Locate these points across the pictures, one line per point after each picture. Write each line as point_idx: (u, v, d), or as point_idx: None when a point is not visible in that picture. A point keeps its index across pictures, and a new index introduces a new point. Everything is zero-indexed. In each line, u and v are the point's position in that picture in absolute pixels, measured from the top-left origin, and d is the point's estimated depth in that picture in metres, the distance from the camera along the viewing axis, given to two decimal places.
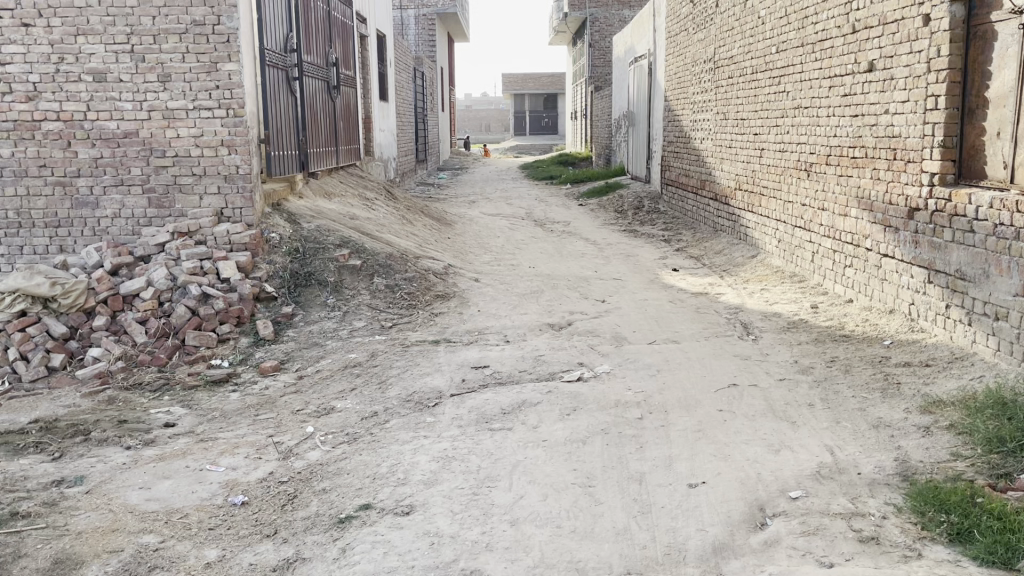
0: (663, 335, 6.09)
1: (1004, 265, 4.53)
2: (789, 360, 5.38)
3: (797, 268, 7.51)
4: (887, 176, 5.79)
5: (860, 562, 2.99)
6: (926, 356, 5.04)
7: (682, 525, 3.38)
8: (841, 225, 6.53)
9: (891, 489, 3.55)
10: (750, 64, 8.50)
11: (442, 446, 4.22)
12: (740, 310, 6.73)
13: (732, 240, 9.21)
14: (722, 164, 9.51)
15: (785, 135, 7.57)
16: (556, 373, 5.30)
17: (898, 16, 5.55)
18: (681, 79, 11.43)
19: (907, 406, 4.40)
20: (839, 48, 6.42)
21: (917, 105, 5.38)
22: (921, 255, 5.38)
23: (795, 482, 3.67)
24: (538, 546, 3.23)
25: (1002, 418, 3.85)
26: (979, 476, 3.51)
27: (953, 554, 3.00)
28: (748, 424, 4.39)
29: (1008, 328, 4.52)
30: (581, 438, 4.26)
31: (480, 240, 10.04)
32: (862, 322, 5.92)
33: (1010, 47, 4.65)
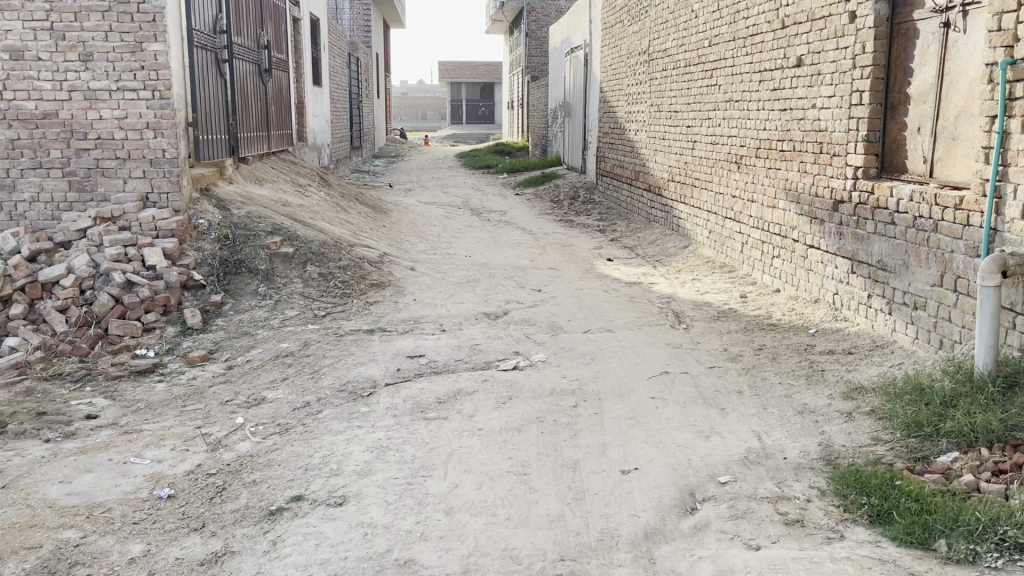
0: (597, 323, 6.16)
1: (923, 256, 4.71)
2: (719, 348, 5.50)
3: (727, 259, 7.66)
4: (814, 168, 5.93)
5: (786, 544, 3.07)
6: (849, 344, 5.21)
7: (615, 511, 3.42)
8: (770, 217, 6.68)
9: (815, 473, 3.66)
10: (684, 56, 8.61)
11: (376, 435, 4.19)
12: (672, 300, 6.84)
13: (665, 231, 9.34)
14: (656, 156, 9.62)
15: (717, 127, 7.71)
16: (492, 362, 5.30)
17: (825, 12, 5.70)
18: (616, 71, 11.51)
19: (830, 392, 4.55)
20: (769, 42, 6.56)
21: (843, 99, 5.53)
22: (845, 246, 5.56)
23: (724, 467, 3.75)
24: (473, 535, 3.23)
25: (920, 403, 3.98)
26: (899, 460, 3.65)
27: (874, 535, 3.10)
28: (679, 411, 4.47)
29: (925, 316, 4.70)
30: (517, 426, 4.28)
31: (416, 229, 9.97)
32: (788, 311, 6.08)
33: (932, 45, 4.82)
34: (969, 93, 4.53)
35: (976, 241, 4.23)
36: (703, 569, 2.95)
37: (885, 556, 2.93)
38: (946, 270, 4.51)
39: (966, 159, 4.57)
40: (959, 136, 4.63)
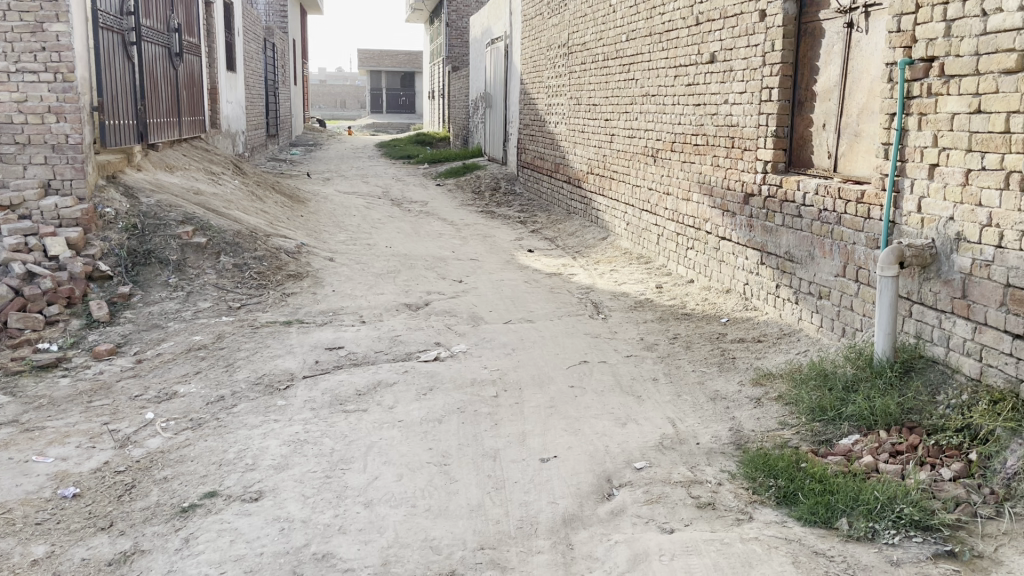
0: (518, 314, 6.20)
1: (827, 248, 4.90)
2: (636, 337, 5.62)
3: (643, 250, 7.81)
4: (726, 162, 6.10)
5: (698, 526, 3.17)
6: (759, 332, 5.39)
7: (534, 498, 3.47)
8: (684, 209, 6.84)
9: (725, 457, 3.79)
10: (602, 50, 8.72)
11: (293, 429, 4.12)
12: (591, 290, 6.94)
13: (584, 223, 9.46)
14: (576, 148, 9.73)
15: (634, 121, 7.84)
16: (413, 353, 5.29)
17: (736, 11, 5.86)
18: (536, 63, 11.57)
19: (740, 379, 4.71)
20: (683, 38, 6.70)
21: (754, 96, 5.70)
22: (755, 238, 5.74)
23: (639, 453, 3.84)
24: (392, 527, 3.22)
25: (824, 388, 4.16)
26: (804, 443, 3.81)
27: (781, 516, 3.22)
28: (597, 399, 4.55)
29: (829, 305, 4.90)
30: (437, 417, 4.28)
31: (335, 219, 9.82)
32: (701, 301, 6.25)
33: (836, 44, 5.02)
34: (870, 91, 4.73)
35: (877, 233, 4.43)
36: (619, 553, 3.01)
37: (791, 536, 3.05)
38: (849, 261, 4.71)
39: (867, 155, 4.78)
40: (861, 132, 4.84)
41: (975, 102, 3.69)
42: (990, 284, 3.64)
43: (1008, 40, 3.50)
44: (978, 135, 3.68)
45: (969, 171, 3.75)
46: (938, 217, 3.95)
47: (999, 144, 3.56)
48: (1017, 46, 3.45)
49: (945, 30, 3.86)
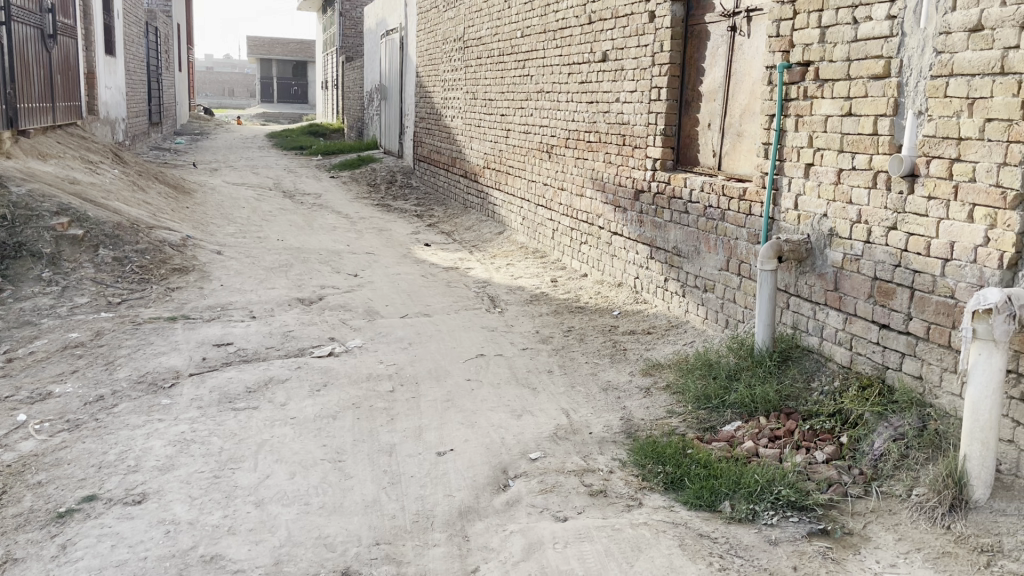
0: (415, 308, 6.18)
1: (712, 243, 5.11)
2: (531, 330, 5.70)
3: (539, 245, 7.92)
4: (618, 159, 6.26)
5: (590, 514, 3.24)
6: (648, 324, 5.57)
7: (430, 492, 3.48)
8: (578, 204, 6.97)
9: (617, 445, 3.90)
10: (497, 45, 8.76)
11: (179, 429, 3.98)
12: (487, 284, 6.99)
13: (480, 217, 9.51)
14: (472, 142, 9.75)
15: (529, 117, 7.92)
16: (306, 348, 5.19)
17: (627, 11, 6.01)
18: (431, 56, 11.51)
19: (631, 369, 4.85)
20: (577, 36, 6.82)
21: (643, 95, 5.86)
22: (645, 233, 5.91)
23: (534, 444, 3.90)
24: (284, 525, 3.16)
25: (709, 377, 4.33)
26: (690, 430, 3.96)
27: (668, 500, 3.34)
28: (493, 392, 4.59)
29: (714, 298, 5.11)
30: (331, 413, 4.22)
31: (223, 211, 9.51)
32: (594, 294, 6.39)
33: (720, 47, 5.22)
34: (752, 93, 4.95)
35: (757, 229, 4.65)
36: (514, 543, 3.05)
37: (677, 520, 3.17)
38: (732, 256, 4.92)
39: (749, 154, 5.00)
40: (743, 132, 5.05)
41: (847, 106, 3.91)
42: (859, 278, 3.88)
43: (876, 48, 3.72)
44: (849, 137, 3.90)
45: (841, 170, 3.97)
46: (814, 214, 4.18)
47: (868, 145, 3.79)
48: (884, 53, 3.68)
49: (820, 36, 4.08)
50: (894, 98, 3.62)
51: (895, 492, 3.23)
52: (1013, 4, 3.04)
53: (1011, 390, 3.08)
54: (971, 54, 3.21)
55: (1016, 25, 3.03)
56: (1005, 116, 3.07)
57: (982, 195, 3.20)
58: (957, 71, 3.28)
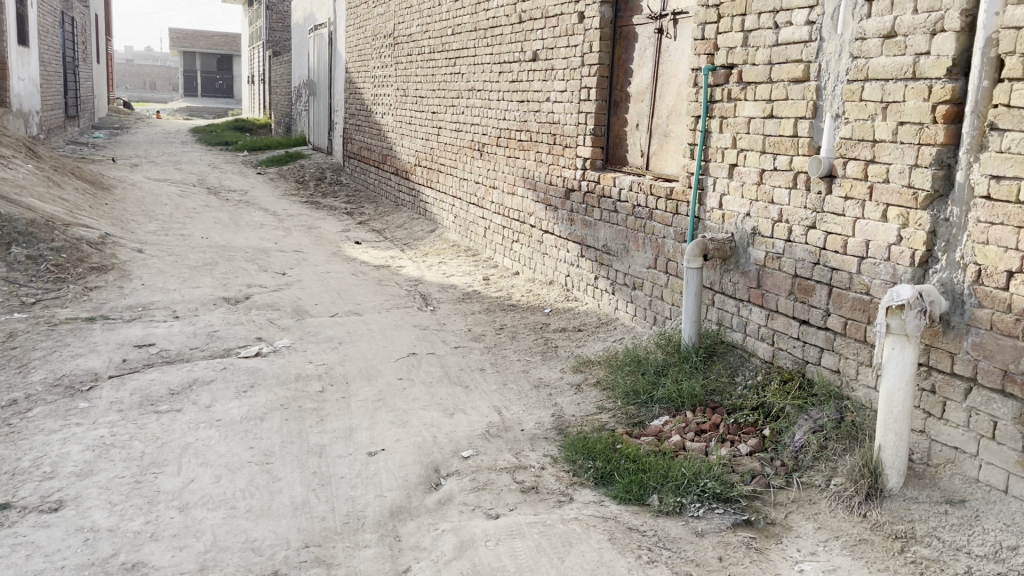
0: (345, 307, 6.10)
1: (641, 241, 5.19)
2: (463, 328, 5.70)
3: (471, 243, 7.92)
4: (549, 158, 6.30)
5: (522, 511, 3.26)
6: (579, 322, 5.63)
7: (361, 493, 3.44)
8: (510, 203, 6.99)
9: (548, 442, 3.92)
10: (428, 43, 8.72)
11: (98, 433, 3.84)
12: (419, 283, 6.95)
13: (412, 215, 9.45)
14: (403, 140, 9.68)
15: (460, 115, 7.90)
16: (232, 349, 5.07)
17: (557, 11, 6.05)
18: (361, 52, 11.38)
19: (562, 366, 4.90)
20: (507, 35, 6.83)
21: (573, 94, 5.91)
22: (575, 232, 5.97)
23: (466, 442, 3.90)
24: (210, 530, 3.09)
25: (638, 373, 4.41)
26: (619, 426, 4.02)
27: (598, 496, 3.39)
28: (425, 391, 4.57)
29: (642, 296, 5.20)
30: (259, 415, 4.13)
31: (145, 208, 9.22)
32: (526, 292, 6.42)
33: (647, 49, 5.31)
34: (678, 95, 5.05)
35: (684, 228, 4.74)
36: (446, 542, 3.04)
37: (607, 514, 3.21)
38: (659, 254, 5.01)
39: (675, 154, 5.10)
40: (670, 133, 5.15)
41: (769, 108, 4.03)
42: (780, 275, 4.00)
43: (796, 52, 3.84)
44: (771, 138, 4.01)
45: (763, 171, 4.09)
46: (737, 214, 4.28)
47: (789, 147, 3.90)
48: (803, 58, 3.80)
49: (743, 40, 4.19)
50: (814, 101, 3.74)
51: (814, 482, 3.34)
52: (924, 12, 3.17)
53: (922, 382, 3.23)
54: (885, 59, 3.34)
55: (926, 32, 3.16)
56: (917, 120, 3.20)
57: (895, 196, 3.33)
58: (872, 76, 3.41)
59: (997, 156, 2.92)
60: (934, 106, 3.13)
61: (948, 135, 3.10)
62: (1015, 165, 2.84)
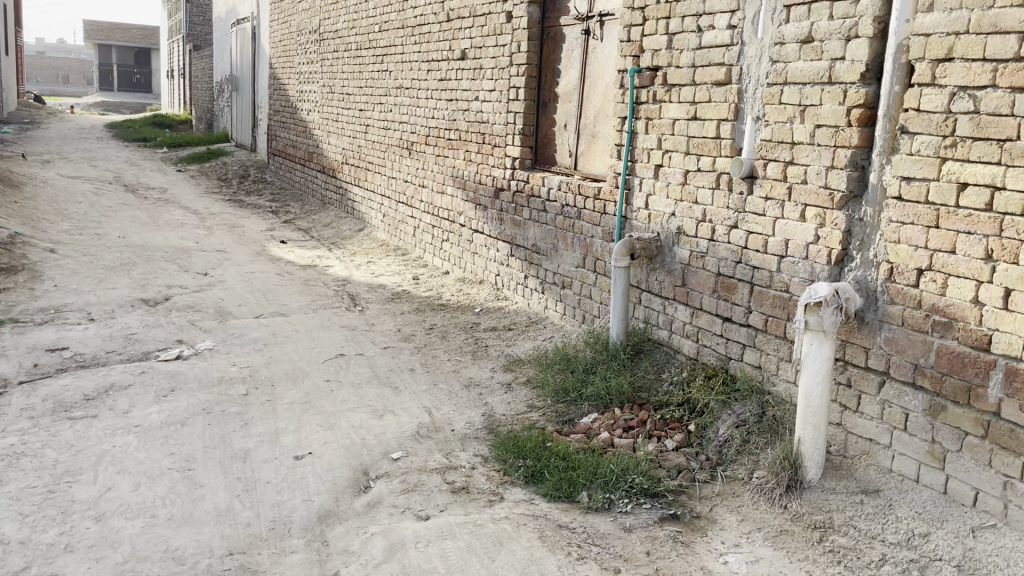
0: (270, 308, 5.98)
1: (569, 241, 5.23)
2: (392, 329, 5.64)
3: (400, 242, 7.85)
4: (478, 157, 6.29)
5: (452, 511, 3.24)
6: (509, 321, 5.64)
7: (287, 497, 3.38)
8: (439, 202, 6.96)
9: (479, 442, 3.92)
10: (354, 39, 8.61)
11: (7, 442, 3.67)
12: (347, 283, 6.86)
13: (339, 214, 9.32)
14: (329, 137, 9.53)
15: (388, 113, 7.83)
16: (151, 352, 4.90)
17: (485, 10, 6.05)
18: (285, 48, 11.16)
19: (492, 366, 4.90)
20: (435, 34, 6.80)
21: (502, 94, 5.92)
22: (505, 231, 5.98)
23: (396, 444, 3.87)
24: (128, 540, 2.99)
25: (567, 371, 4.44)
26: (549, 424, 4.05)
27: (529, 494, 3.40)
28: (353, 392, 4.51)
29: (571, 294, 5.24)
30: (180, 420, 4.01)
31: (57, 206, 8.84)
32: (456, 292, 6.40)
33: (574, 49, 5.35)
34: (605, 96, 5.11)
35: (611, 227, 4.80)
36: (375, 545, 3.01)
37: (538, 513, 3.22)
38: (588, 253, 5.05)
39: (602, 154, 5.15)
40: (597, 133, 5.20)
41: (693, 110, 4.10)
42: (705, 273, 4.08)
43: (718, 55, 3.93)
44: (695, 140, 4.09)
45: (687, 172, 4.16)
46: (663, 214, 4.35)
47: (711, 148, 3.98)
48: (726, 61, 3.88)
49: (667, 42, 4.26)
50: (736, 103, 3.83)
51: (738, 475, 3.42)
52: (839, 18, 3.28)
53: (839, 376, 3.36)
54: (803, 64, 3.45)
55: (841, 37, 3.27)
56: (833, 123, 3.31)
57: (812, 196, 3.43)
58: (791, 80, 3.51)
59: (907, 158, 3.03)
60: (849, 110, 3.24)
61: (861, 137, 3.21)
62: (925, 166, 2.96)
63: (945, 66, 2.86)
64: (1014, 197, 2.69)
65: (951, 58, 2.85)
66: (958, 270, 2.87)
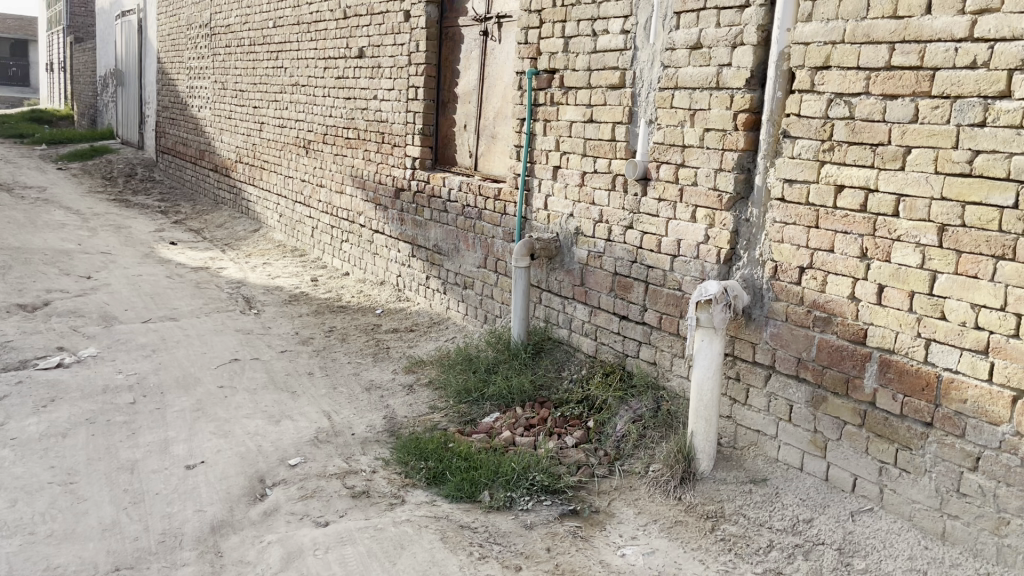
0: (160, 312, 5.75)
1: (470, 241, 5.23)
2: (290, 332, 5.52)
3: (298, 243, 7.68)
4: (377, 157, 6.22)
5: (352, 516, 3.19)
6: (411, 322, 5.60)
7: (178, 509, 3.25)
8: (338, 202, 6.85)
9: (380, 445, 3.88)
10: (247, 35, 8.37)
11: None
12: (242, 285, 6.66)
13: (234, 214, 9.04)
14: (222, 135, 9.23)
15: (284, 110, 7.65)
16: (28, 361, 4.63)
17: (382, 9, 5.99)
18: (175, 42, 10.75)
19: (394, 367, 4.86)
20: (332, 31, 6.69)
21: (401, 93, 5.87)
22: (406, 232, 5.94)
23: (294, 450, 3.78)
24: (3, 560, 2.82)
25: (470, 371, 4.44)
26: (451, 425, 4.04)
27: (431, 496, 3.38)
28: (249, 398, 4.38)
29: (473, 295, 5.25)
30: (61, 431, 3.81)
31: None
32: (356, 293, 6.31)
33: (473, 50, 5.37)
34: (503, 97, 5.15)
35: (511, 228, 4.83)
36: (272, 554, 2.93)
37: (439, 514, 3.21)
38: (489, 253, 5.07)
39: (502, 155, 5.19)
40: (497, 134, 5.23)
41: (588, 113, 4.18)
42: (602, 273, 4.16)
43: (613, 60, 4.01)
44: (591, 142, 4.16)
45: (584, 173, 4.24)
46: (561, 214, 4.41)
47: (607, 150, 4.07)
48: (619, 65, 3.97)
49: (563, 45, 4.32)
50: (629, 107, 3.93)
51: (635, 469, 3.51)
52: (725, 26, 3.41)
53: (728, 371, 3.49)
54: (692, 69, 3.56)
55: (728, 44, 3.39)
56: (720, 127, 3.43)
57: (703, 198, 3.55)
58: (681, 85, 3.62)
59: (789, 161, 3.17)
60: (735, 114, 3.36)
61: (747, 141, 3.34)
62: (805, 170, 3.11)
63: (823, 73, 3.01)
64: (885, 198, 2.85)
65: (828, 66, 3.00)
66: (837, 268, 3.03)
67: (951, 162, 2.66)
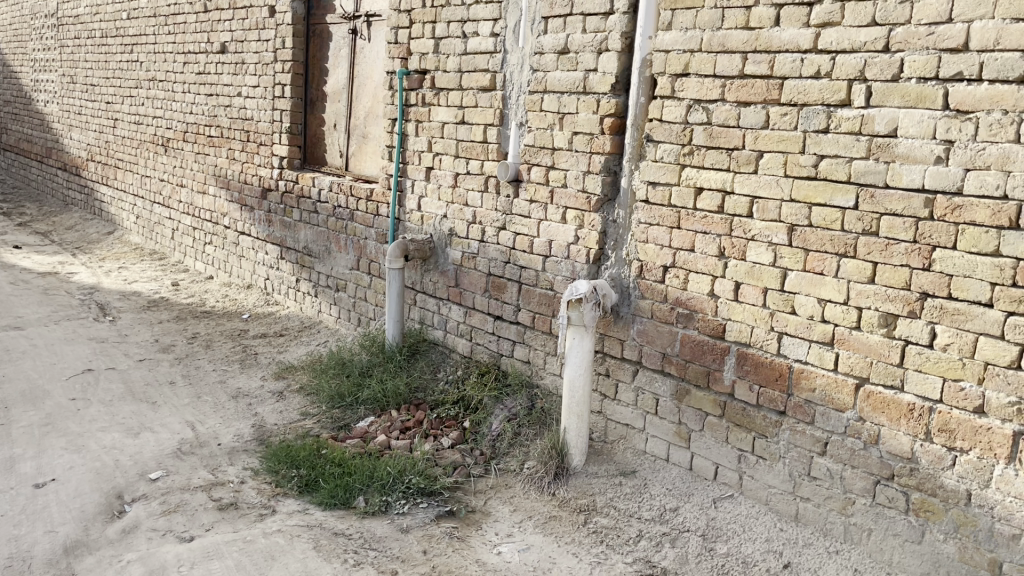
0: (3, 321, 5.35)
1: (342, 243, 5.14)
2: (149, 339, 5.25)
3: (157, 246, 7.31)
4: (242, 156, 6.01)
5: (220, 529, 3.07)
6: (280, 327, 5.44)
7: (26, 531, 3.08)
8: (200, 203, 6.57)
9: (248, 455, 3.74)
10: (99, 26, 7.90)
11: None
12: (95, 291, 6.29)
13: (85, 215, 8.51)
14: (72, 132, 8.67)
15: (140, 107, 7.27)
16: None
17: (246, 3, 5.80)
18: (17, 32, 10.02)
19: (262, 374, 4.71)
20: (191, 24, 6.41)
21: (266, 91, 5.69)
22: (274, 233, 5.76)
23: (155, 463, 3.60)
24: None
25: (343, 375, 4.36)
26: (324, 431, 3.96)
27: (303, 504, 3.29)
28: (104, 410, 4.14)
29: (346, 297, 5.15)
30: None
31: None
32: (221, 298, 6.07)
33: (342, 49, 5.28)
34: (374, 96, 5.09)
35: (384, 229, 4.78)
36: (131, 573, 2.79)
37: (312, 522, 3.13)
38: (361, 255, 4.99)
39: (374, 156, 5.12)
40: (368, 134, 5.16)
41: (460, 114, 4.20)
42: (476, 274, 4.18)
43: (483, 62, 4.04)
44: (463, 143, 4.18)
45: (457, 174, 4.24)
46: (434, 215, 4.40)
47: (479, 151, 4.09)
48: (490, 68, 4.00)
49: (434, 46, 4.32)
50: (500, 109, 3.97)
51: (510, 467, 3.54)
52: (591, 32, 3.50)
53: (598, 367, 3.58)
54: (561, 73, 3.64)
55: (594, 50, 3.49)
56: (588, 130, 3.52)
57: (572, 199, 3.63)
58: (550, 88, 3.69)
59: (653, 164, 3.29)
60: (601, 118, 3.46)
61: (613, 145, 3.44)
62: (668, 173, 3.23)
63: (683, 80, 3.15)
64: (740, 200, 3.01)
65: (688, 73, 3.14)
66: (697, 266, 3.17)
67: (799, 166, 2.83)
